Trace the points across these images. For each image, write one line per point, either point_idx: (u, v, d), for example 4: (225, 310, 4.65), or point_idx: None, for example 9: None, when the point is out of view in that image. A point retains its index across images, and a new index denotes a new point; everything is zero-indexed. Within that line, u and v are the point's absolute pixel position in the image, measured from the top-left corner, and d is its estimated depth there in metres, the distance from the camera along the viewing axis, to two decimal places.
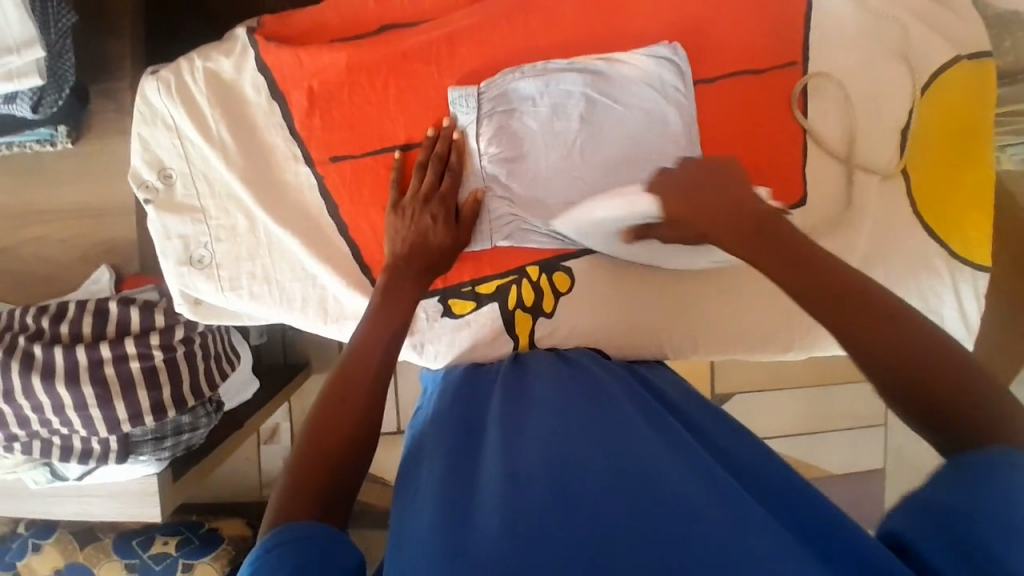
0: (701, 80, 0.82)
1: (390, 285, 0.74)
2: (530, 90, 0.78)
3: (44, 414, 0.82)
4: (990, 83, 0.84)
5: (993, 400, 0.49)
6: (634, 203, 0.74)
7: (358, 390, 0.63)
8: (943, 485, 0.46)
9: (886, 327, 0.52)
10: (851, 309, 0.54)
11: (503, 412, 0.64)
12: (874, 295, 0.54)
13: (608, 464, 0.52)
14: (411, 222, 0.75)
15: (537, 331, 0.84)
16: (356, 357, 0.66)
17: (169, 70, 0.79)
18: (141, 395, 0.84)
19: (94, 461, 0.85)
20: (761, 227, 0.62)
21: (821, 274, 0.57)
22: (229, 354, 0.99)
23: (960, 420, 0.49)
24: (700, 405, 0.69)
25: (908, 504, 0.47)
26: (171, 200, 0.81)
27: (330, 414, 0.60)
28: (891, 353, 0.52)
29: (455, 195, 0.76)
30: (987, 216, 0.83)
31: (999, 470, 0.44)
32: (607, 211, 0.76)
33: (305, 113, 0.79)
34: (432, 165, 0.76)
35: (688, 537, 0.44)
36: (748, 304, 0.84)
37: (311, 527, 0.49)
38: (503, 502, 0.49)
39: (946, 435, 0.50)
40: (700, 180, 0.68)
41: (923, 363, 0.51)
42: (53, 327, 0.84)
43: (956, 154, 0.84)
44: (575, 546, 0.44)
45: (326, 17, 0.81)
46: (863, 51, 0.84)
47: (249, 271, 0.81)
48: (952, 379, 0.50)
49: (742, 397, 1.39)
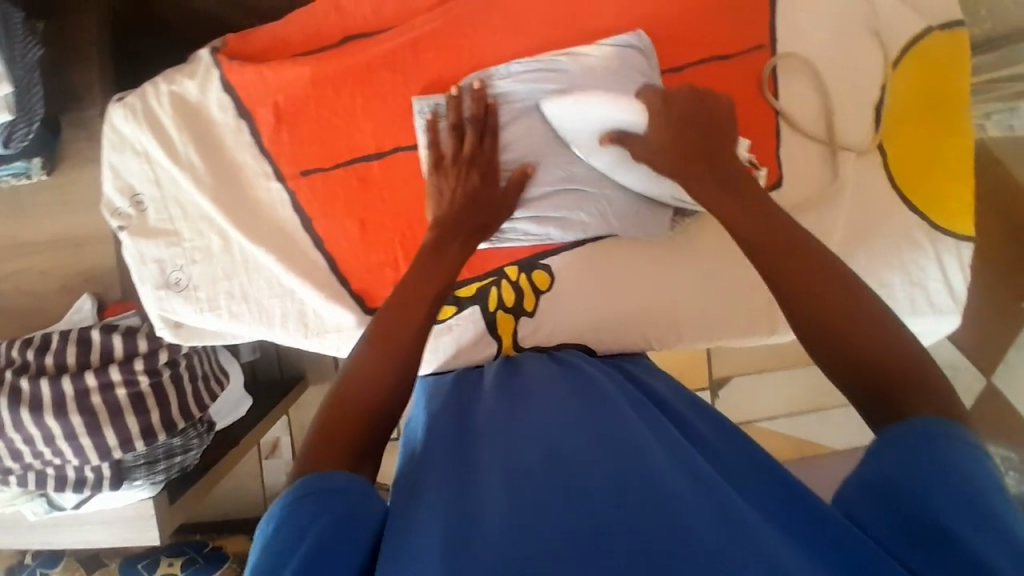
0: (669, 69, 0.81)
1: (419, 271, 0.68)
2: (507, 88, 0.77)
3: (36, 445, 0.82)
4: (962, 53, 0.83)
5: (928, 384, 0.51)
6: (620, 107, 0.72)
7: (375, 386, 0.59)
8: (893, 465, 0.47)
9: (847, 310, 0.55)
10: (816, 284, 0.57)
11: (496, 412, 0.64)
12: (838, 280, 0.57)
13: (604, 459, 0.51)
14: (454, 185, 0.73)
15: (520, 332, 0.83)
16: (363, 379, 0.59)
17: (135, 95, 0.79)
18: (129, 420, 0.84)
19: (89, 489, 0.85)
20: (726, 178, 0.66)
21: (801, 248, 0.59)
22: (218, 373, 0.99)
23: (886, 388, 0.52)
24: (684, 400, 0.69)
25: (852, 481, 0.49)
26: (144, 225, 0.81)
27: (336, 414, 0.56)
28: (845, 330, 0.55)
29: (496, 159, 0.74)
30: (964, 187, 0.83)
31: (949, 442, 0.46)
32: (595, 112, 0.74)
33: (272, 129, 0.79)
34: (468, 125, 0.73)
35: (684, 523, 0.44)
36: (730, 289, 0.83)
37: (339, 481, 0.50)
38: (500, 499, 0.48)
39: (868, 402, 0.53)
40: (691, 117, 0.69)
41: (874, 343, 0.53)
42: (39, 359, 0.84)
43: (931, 127, 0.83)
44: (573, 537, 0.43)
45: (288, 32, 0.81)
46: (832, 27, 0.84)
47: (226, 290, 0.81)
48: (891, 354, 0.53)
49: (739, 381, 1.39)
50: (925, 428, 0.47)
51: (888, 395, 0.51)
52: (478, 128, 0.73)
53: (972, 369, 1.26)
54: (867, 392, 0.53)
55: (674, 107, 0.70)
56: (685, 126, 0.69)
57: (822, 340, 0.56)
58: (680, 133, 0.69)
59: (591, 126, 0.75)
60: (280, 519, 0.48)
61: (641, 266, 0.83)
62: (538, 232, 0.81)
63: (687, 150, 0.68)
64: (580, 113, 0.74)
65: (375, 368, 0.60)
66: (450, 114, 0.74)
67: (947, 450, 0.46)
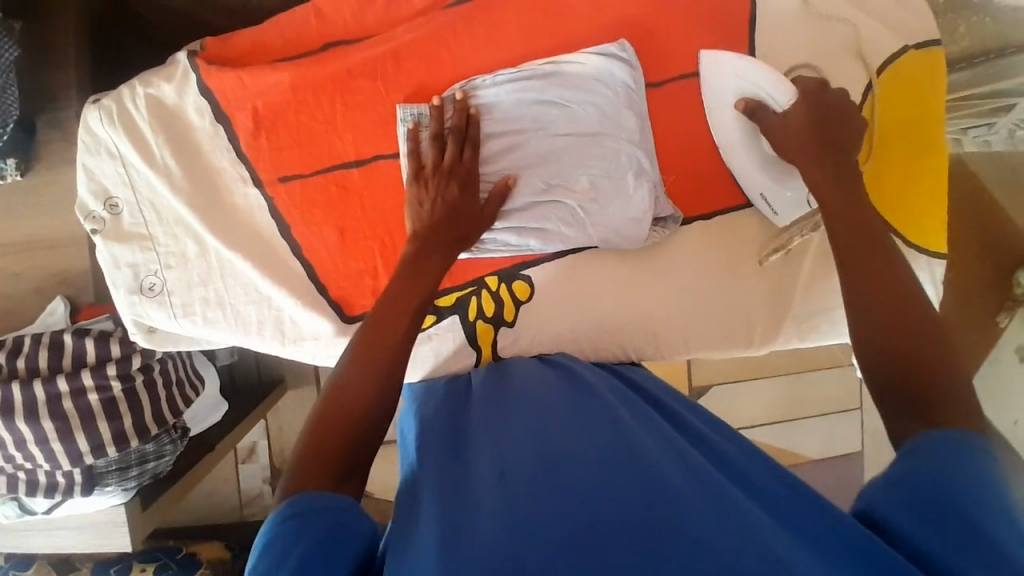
0: (650, 84, 0.82)
1: (406, 272, 0.69)
2: (493, 96, 0.77)
3: (6, 450, 0.81)
4: (939, 72, 0.84)
5: (959, 400, 0.52)
6: (774, 85, 0.77)
7: (358, 392, 0.60)
8: (920, 458, 0.48)
9: (920, 338, 0.56)
10: (896, 309, 0.58)
11: (490, 417, 0.65)
12: (912, 303, 0.59)
13: (600, 463, 0.53)
14: (436, 195, 0.71)
15: (499, 342, 0.83)
16: (345, 388, 0.60)
17: (111, 98, 0.78)
18: (101, 426, 0.83)
19: (60, 494, 0.84)
20: (841, 167, 0.72)
21: (895, 283, 0.60)
22: (193, 379, 0.98)
23: (914, 386, 0.54)
24: (675, 399, 0.70)
25: (873, 481, 0.50)
26: (119, 229, 0.80)
27: (323, 424, 0.57)
28: (911, 353, 0.55)
29: (475, 169, 0.73)
30: (938, 205, 0.85)
31: (972, 448, 0.47)
32: (748, 76, 0.78)
33: (251, 135, 0.79)
34: (449, 135, 0.73)
35: (683, 523, 0.46)
36: (711, 300, 0.84)
37: (320, 500, 0.50)
38: (498, 503, 0.50)
39: (897, 400, 0.54)
40: (833, 113, 0.75)
41: (934, 368, 0.54)
42: (9, 362, 0.81)
43: (908, 146, 0.84)
44: (572, 537, 0.46)
45: (268, 37, 0.80)
46: (813, 40, 0.83)
47: (202, 296, 0.80)
48: (931, 360, 0.55)
49: (719, 390, 1.39)
50: (956, 438, 0.48)
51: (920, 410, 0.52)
52: (456, 139, 0.73)
53: None
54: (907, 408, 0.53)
55: (817, 99, 0.76)
56: (818, 125, 0.74)
57: (882, 358, 0.57)
58: (808, 120, 0.74)
59: (738, 91, 0.79)
60: (264, 543, 0.47)
61: (626, 277, 0.83)
62: (519, 244, 0.81)
63: (809, 144, 0.74)
64: (731, 77, 0.79)
65: (358, 382, 0.60)
66: (432, 124, 0.73)
67: (976, 458, 0.47)
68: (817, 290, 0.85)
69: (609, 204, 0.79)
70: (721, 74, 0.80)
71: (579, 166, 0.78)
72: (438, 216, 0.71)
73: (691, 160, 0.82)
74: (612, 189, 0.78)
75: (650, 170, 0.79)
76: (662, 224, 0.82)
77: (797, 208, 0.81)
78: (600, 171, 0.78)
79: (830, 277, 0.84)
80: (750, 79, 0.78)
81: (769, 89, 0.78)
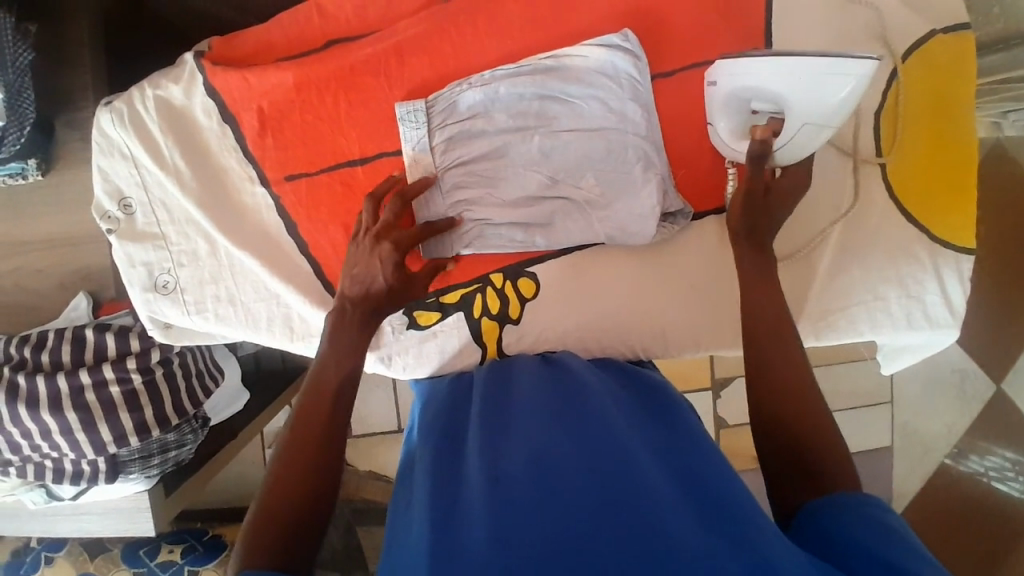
0: (660, 74, 0.79)
1: (338, 325, 0.72)
2: (494, 92, 0.76)
3: (33, 439, 0.85)
4: (969, 56, 0.80)
5: (810, 420, 0.62)
6: (793, 147, 0.72)
7: (328, 409, 0.66)
8: (856, 522, 0.51)
9: (780, 352, 0.66)
10: (769, 362, 0.65)
11: (486, 414, 0.65)
12: (775, 327, 0.67)
13: (585, 465, 0.53)
14: (364, 265, 0.71)
15: (504, 339, 0.82)
16: (302, 418, 0.65)
17: (122, 99, 0.80)
18: (123, 417, 0.86)
19: (86, 481, 0.87)
20: (757, 228, 0.73)
21: (774, 340, 0.66)
22: (212, 370, 1.00)
23: (778, 409, 0.63)
24: (655, 393, 0.71)
25: (819, 539, 0.51)
26: (133, 229, 0.82)
27: (294, 457, 0.62)
28: (773, 369, 0.65)
29: (408, 238, 0.72)
30: (966, 198, 0.81)
31: (872, 503, 0.53)
32: (812, 128, 0.71)
33: (257, 134, 0.80)
34: (393, 204, 0.73)
35: (668, 529, 0.46)
36: (719, 301, 0.82)
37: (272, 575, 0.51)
38: (485, 501, 0.51)
39: (768, 419, 0.63)
40: (783, 193, 0.75)
41: (786, 385, 0.64)
42: (35, 356, 0.86)
43: (932, 136, 0.81)
44: (558, 539, 0.46)
45: (271, 34, 0.81)
46: (834, 26, 0.80)
47: (213, 293, 0.82)
48: (793, 386, 0.64)
49: (742, 381, 1.37)
50: (861, 498, 0.53)
51: (781, 434, 0.62)
52: (401, 210, 0.73)
53: (980, 373, 1.27)
54: (773, 455, 0.61)
55: (779, 180, 0.75)
56: (768, 204, 0.74)
57: (756, 367, 0.66)
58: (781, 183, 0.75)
59: (807, 105, 0.69)
60: None
61: (630, 277, 0.81)
62: (523, 238, 0.80)
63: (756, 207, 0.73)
64: (830, 106, 0.69)
65: (323, 406, 0.66)
66: (382, 189, 0.75)
67: (881, 511, 0.52)
68: (835, 287, 0.83)
69: (616, 200, 0.77)
70: (842, 90, 0.67)
71: (584, 162, 0.77)
72: (362, 284, 0.72)
73: (701, 152, 0.80)
74: (618, 184, 0.77)
75: (658, 163, 0.77)
76: (671, 219, 0.80)
77: (720, 94, 0.74)
78: (605, 165, 0.77)
79: (845, 274, 0.82)
80: (807, 130, 0.71)
81: (794, 141, 0.72)
